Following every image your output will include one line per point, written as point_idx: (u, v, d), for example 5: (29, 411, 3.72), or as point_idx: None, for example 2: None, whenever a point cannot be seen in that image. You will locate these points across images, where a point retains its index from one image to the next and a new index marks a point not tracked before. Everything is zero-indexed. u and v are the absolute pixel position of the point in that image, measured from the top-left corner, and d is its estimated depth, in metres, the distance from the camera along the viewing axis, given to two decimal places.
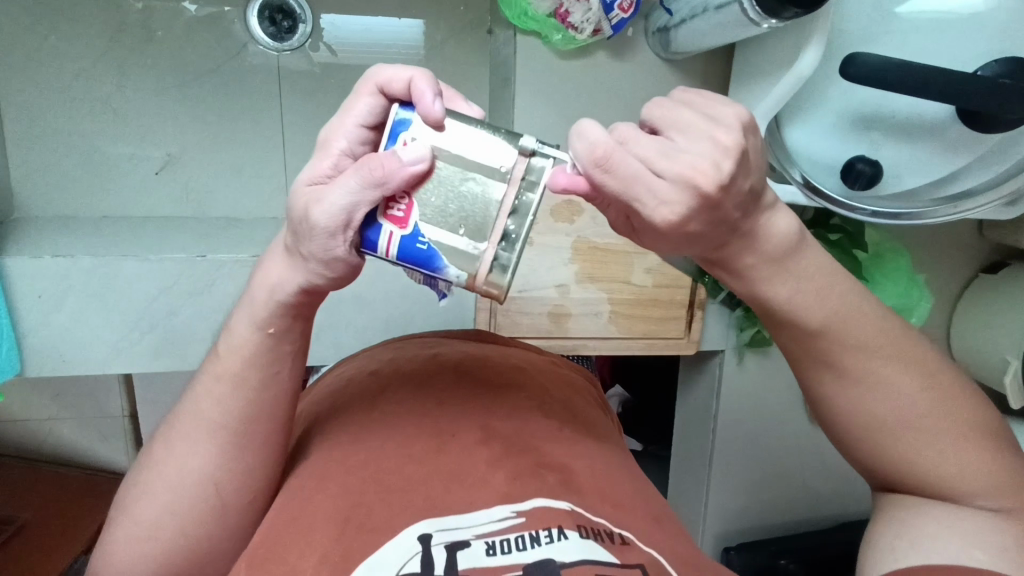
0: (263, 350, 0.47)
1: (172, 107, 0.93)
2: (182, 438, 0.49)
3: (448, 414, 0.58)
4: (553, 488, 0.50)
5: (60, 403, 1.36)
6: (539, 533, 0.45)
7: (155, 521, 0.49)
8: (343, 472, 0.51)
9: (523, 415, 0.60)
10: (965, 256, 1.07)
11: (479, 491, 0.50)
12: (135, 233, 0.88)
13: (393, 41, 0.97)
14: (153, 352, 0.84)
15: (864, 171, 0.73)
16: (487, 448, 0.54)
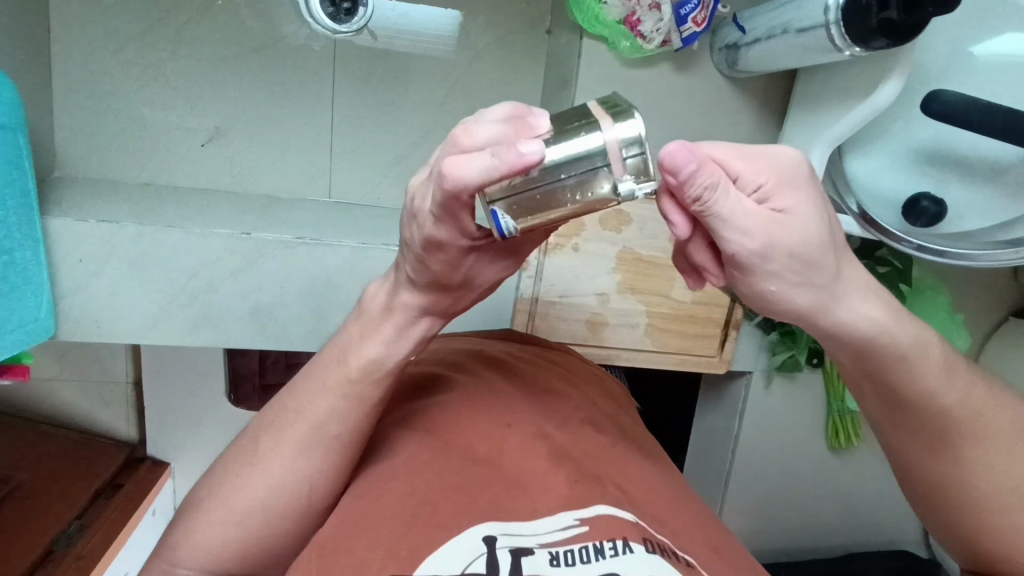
0: (382, 367, 0.51)
1: (223, 79, 0.92)
2: (284, 442, 0.52)
3: (504, 416, 0.59)
4: (614, 496, 0.52)
5: (67, 367, 1.34)
6: (603, 545, 0.47)
7: (246, 512, 0.52)
8: (409, 469, 0.52)
9: (575, 420, 0.61)
10: (999, 299, 1.07)
11: (544, 493, 0.51)
12: (178, 204, 0.87)
13: (451, 33, 0.96)
14: (188, 327, 0.83)
15: (929, 208, 0.73)
16: (545, 445, 0.56)
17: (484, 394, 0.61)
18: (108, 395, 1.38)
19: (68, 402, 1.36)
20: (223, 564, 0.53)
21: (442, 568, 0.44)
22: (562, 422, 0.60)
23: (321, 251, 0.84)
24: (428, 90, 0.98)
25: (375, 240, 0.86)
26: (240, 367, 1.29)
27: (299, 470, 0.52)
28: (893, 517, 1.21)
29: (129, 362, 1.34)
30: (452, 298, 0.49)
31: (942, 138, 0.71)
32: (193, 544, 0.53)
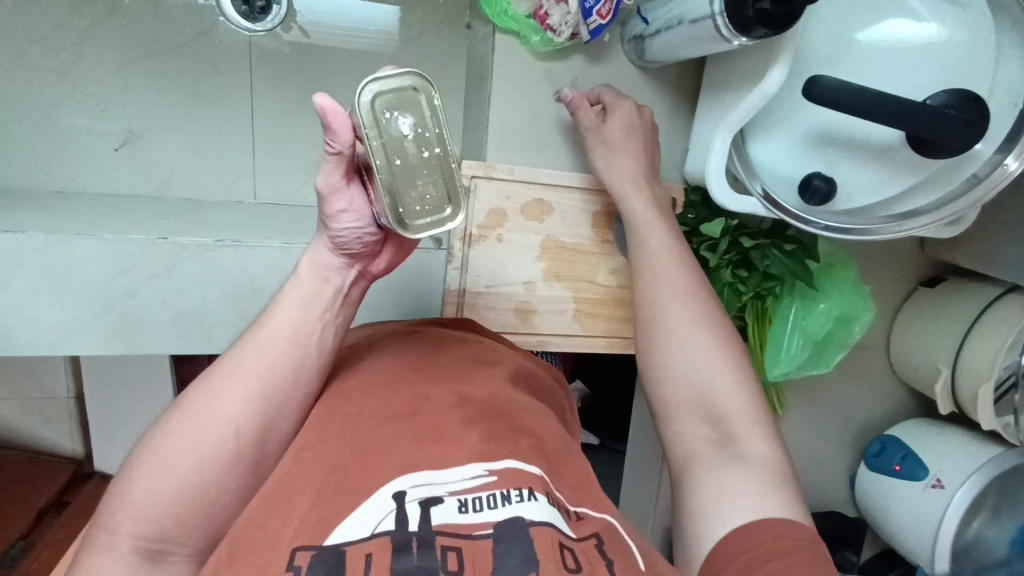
0: (307, 314, 0.62)
1: (136, 82, 0.90)
2: (221, 382, 0.59)
3: (427, 380, 0.65)
4: (523, 454, 0.57)
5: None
6: (509, 492, 0.51)
7: (179, 459, 0.56)
8: (326, 434, 0.58)
9: (497, 381, 0.67)
10: (905, 270, 1.18)
11: (455, 447, 0.56)
12: (92, 211, 0.86)
13: (367, 27, 0.97)
14: (108, 336, 0.82)
15: (819, 187, 0.78)
16: (462, 410, 0.61)
17: (405, 370, 0.66)
18: (48, 412, 1.36)
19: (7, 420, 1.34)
20: (153, 529, 0.54)
21: (350, 534, 0.47)
22: (479, 386, 0.65)
23: (242, 252, 0.83)
24: (352, 88, 0.98)
25: (299, 240, 0.86)
26: (185, 376, 1.29)
27: (233, 412, 0.58)
28: (823, 479, 1.28)
29: (69, 376, 1.33)
30: (343, 245, 0.60)
31: (827, 120, 0.75)
32: (125, 501, 0.54)
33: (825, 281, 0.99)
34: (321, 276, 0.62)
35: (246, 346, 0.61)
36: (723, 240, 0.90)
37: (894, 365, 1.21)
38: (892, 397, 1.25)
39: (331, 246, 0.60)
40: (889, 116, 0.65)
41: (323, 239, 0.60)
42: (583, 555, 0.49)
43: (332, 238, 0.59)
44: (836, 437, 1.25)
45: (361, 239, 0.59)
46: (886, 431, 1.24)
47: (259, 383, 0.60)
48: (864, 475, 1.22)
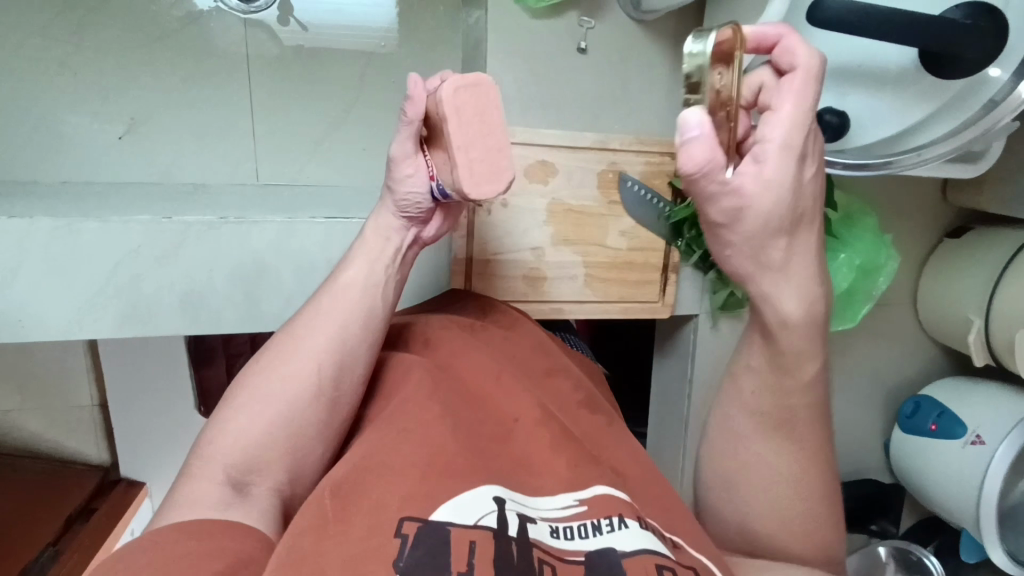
0: (388, 263, 0.59)
1: (134, 71, 0.91)
2: (321, 321, 0.56)
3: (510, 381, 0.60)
4: (610, 478, 0.53)
5: (23, 395, 1.32)
6: (600, 521, 0.48)
7: (273, 393, 0.53)
8: (417, 416, 0.52)
9: (574, 400, 0.62)
10: (930, 222, 1.13)
11: (546, 474, 0.52)
12: (97, 199, 0.86)
13: (369, 22, 0.97)
14: (119, 322, 0.82)
15: (831, 122, 0.75)
16: (546, 424, 0.56)
17: (486, 371, 0.61)
18: (74, 423, 1.37)
19: (33, 432, 1.34)
20: (244, 461, 0.50)
21: (456, 516, 0.44)
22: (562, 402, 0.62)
23: (246, 230, 0.83)
24: (348, 67, 0.98)
25: (302, 215, 0.86)
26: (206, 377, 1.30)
27: (319, 354, 0.54)
28: (857, 446, 1.23)
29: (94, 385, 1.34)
30: (409, 204, 0.58)
31: (838, 49, 0.73)
32: (219, 435, 0.51)
33: (843, 230, 0.96)
34: (383, 236, 0.60)
35: (342, 286, 0.57)
36: None
37: (922, 322, 1.17)
38: (923, 357, 1.21)
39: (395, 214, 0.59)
40: (902, 31, 0.62)
41: (388, 203, 0.59)
42: (680, 575, 0.46)
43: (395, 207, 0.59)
44: (868, 401, 1.21)
45: (423, 204, 0.58)
46: (919, 391, 1.19)
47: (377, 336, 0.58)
48: (899, 439, 1.18)
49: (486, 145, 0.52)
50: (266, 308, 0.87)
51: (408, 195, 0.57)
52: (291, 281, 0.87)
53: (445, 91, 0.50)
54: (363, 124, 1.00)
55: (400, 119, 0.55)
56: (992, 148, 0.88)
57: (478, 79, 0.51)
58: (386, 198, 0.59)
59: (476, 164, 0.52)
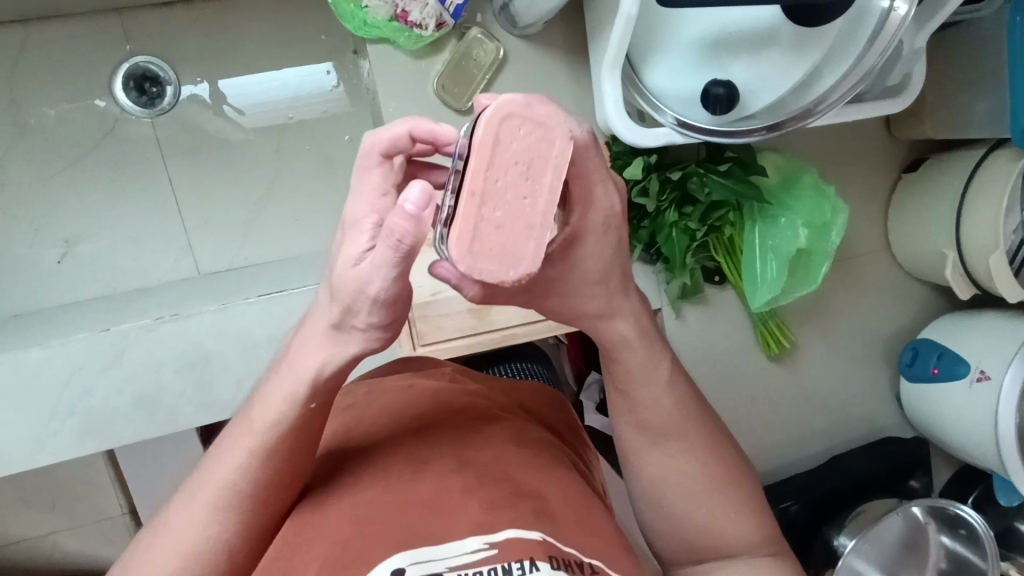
0: (287, 417, 0.51)
1: (60, 196, 0.95)
2: (228, 439, 0.52)
3: (426, 443, 0.55)
4: (524, 515, 0.47)
5: (57, 516, 1.37)
6: (511, 565, 0.43)
7: (175, 525, 0.50)
8: (314, 523, 0.49)
9: (499, 440, 0.57)
10: (883, 160, 1.09)
11: (456, 518, 0.47)
12: (45, 322, 0.89)
13: (292, 104, 1.01)
14: (81, 435, 0.84)
15: (720, 94, 0.73)
16: (461, 477, 0.51)
17: (399, 441, 0.56)
18: (108, 533, 1.41)
19: (75, 549, 1.41)
20: None
21: None
22: (490, 444, 0.56)
23: (184, 325, 0.85)
24: (266, 146, 1.01)
25: (236, 298, 0.87)
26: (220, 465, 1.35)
27: (202, 524, 0.50)
28: (868, 405, 1.16)
29: (120, 495, 1.38)
30: (341, 331, 0.48)
31: (709, 21, 0.71)
32: None
33: (784, 193, 0.93)
34: (319, 364, 0.49)
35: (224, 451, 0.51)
36: (651, 179, 0.86)
37: (902, 263, 1.12)
38: (913, 298, 1.15)
39: (354, 353, 0.49)
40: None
41: (325, 315, 0.49)
42: None
43: (350, 327, 0.48)
44: (868, 356, 1.15)
45: (371, 329, 0.47)
46: (917, 336, 1.13)
47: (247, 493, 0.51)
48: (908, 389, 1.11)
49: (525, 205, 0.42)
50: (219, 395, 0.87)
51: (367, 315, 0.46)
52: (238, 363, 0.87)
53: (497, 118, 0.40)
54: (289, 194, 1.02)
55: (388, 243, 0.41)
56: (911, 75, 0.84)
57: (545, 120, 0.42)
58: (338, 322, 0.48)
59: (501, 236, 0.42)
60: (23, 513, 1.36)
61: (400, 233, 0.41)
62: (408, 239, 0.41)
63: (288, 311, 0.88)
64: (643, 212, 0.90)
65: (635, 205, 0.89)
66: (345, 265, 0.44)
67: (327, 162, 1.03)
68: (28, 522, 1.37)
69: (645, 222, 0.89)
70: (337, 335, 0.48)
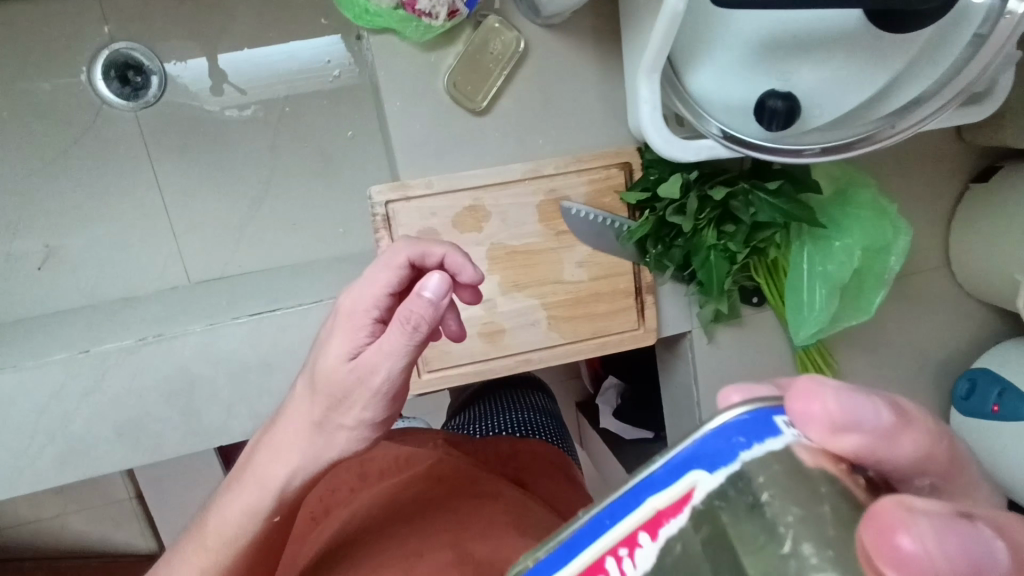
0: (261, 511, 0.52)
1: (38, 197, 0.87)
2: (229, 503, 0.53)
3: (421, 539, 0.56)
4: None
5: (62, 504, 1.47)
6: None
7: None
8: None
9: (496, 532, 0.56)
10: (949, 169, 0.96)
11: None
12: (21, 336, 0.82)
13: (297, 71, 0.91)
14: (59, 464, 0.78)
15: (778, 108, 0.62)
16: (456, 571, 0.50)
17: (393, 541, 0.56)
18: (113, 521, 1.52)
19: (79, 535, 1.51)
20: None
21: None
22: (488, 534, 0.56)
23: (167, 347, 0.78)
24: (257, 141, 0.92)
25: (224, 316, 0.80)
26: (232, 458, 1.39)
27: None
28: None
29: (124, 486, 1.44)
30: (328, 425, 0.52)
31: (770, 22, 0.59)
32: None
33: (837, 210, 0.82)
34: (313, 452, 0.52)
35: (201, 546, 0.53)
36: (688, 197, 0.76)
37: (962, 283, 1.00)
38: (969, 320, 1.04)
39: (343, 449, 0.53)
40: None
41: (309, 408, 0.52)
42: None
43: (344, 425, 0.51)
44: (914, 384, 1.05)
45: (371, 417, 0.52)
46: (971, 364, 1.02)
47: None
48: (958, 422, 1.01)
49: None
50: (209, 420, 0.81)
51: (364, 414, 0.51)
52: (227, 388, 0.80)
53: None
54: (286, 195, 0.93)
55: (401, 325, 0.48)
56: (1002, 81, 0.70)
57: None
58: (322, 423, 0.51)
59: None
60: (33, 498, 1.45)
61: (416, 315, 0.47)
62: (422, 325, 0.48)
63: (282, 331, 0.80)
64: (677, 230, 0.80)
65: (669, 223, 0.80)
66: (340, 359, 0.50)
67: (326, 160, 0.94)
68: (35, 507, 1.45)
69: (678, 242, 0.80)
70: (320, 433, 0.52)
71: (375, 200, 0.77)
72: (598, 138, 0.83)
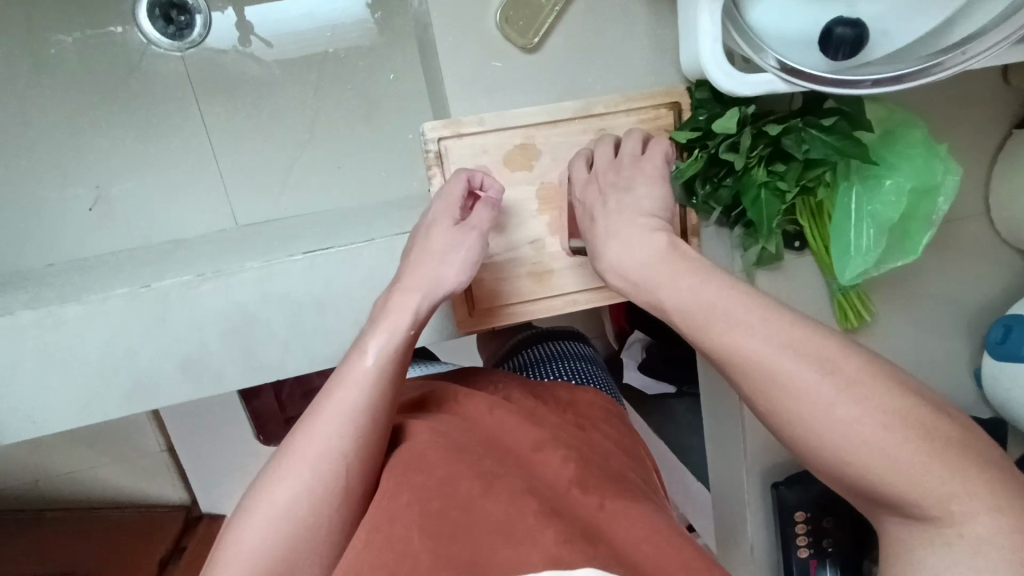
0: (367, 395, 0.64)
1: (86, 139, 0.87)
2: (326, 420, 0.63)
3: (494, 463, 0.61)
4: (602, 558, 0.51)
5: (98, 452, 1.65)
6: None
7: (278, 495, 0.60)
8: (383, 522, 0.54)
9: (560, 475, 0.63)
10: (993, 113, 0.96)
11: (532, 548, 0.51)
12: (78, 275, 0.83)
13: (324, 26, 0.91)
14: (126, 396, 0.81)
15: (845, 35, 0.63)
16: (531, 499, 0.56)
17: (462, 453, 0.62)
18: (148, 466, 1.70)
19: (114, 482, 1.69)
20: None
21: None
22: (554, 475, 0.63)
23: (224, 283, 0.79)
24: (299, 82, 0.91)
25: (279, 256, 0.81)
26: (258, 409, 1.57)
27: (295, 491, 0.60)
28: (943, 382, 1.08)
29: (156, 431, 1.65)
30: (429, 292, 0.71)
31: None
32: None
33: (885, 149, 0.82)
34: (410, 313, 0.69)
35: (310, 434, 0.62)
36: (743, 132, 0.76)
37: (999, 230, 1.01)
38: (1004, 268, 1.05)
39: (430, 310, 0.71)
40: None
41: (412, 286, 0.70)
42: None
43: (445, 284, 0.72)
44: (948, 330, 1.06)
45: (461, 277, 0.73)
46: (1006, 311, 1.03)
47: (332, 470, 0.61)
48: (990, 368, 1.03)
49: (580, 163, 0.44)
50: (264, 357, 0.83)
51: (459, 275, 0.72)
52: (283, 325, 0.82)
53: None
54: (330, 141, 0.93)
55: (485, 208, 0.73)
56: None
57: None
58: (425, 287, 0.70)
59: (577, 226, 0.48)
60: (72, 448, 1.63)
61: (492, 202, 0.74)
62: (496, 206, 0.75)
63: (336, 270, 0.82)
64: (726, 170, 0.80)
65: (719, 162, 0.80)
66: (439, 242, 0.73)
67: (369, 104, 0.93)
68: (72, 456, 1.63)
69: (726, 181, 0.80)
70: (415, 300, 0.69)
71: (427, 137, 0.78)
72: (650, 79, 0.83)
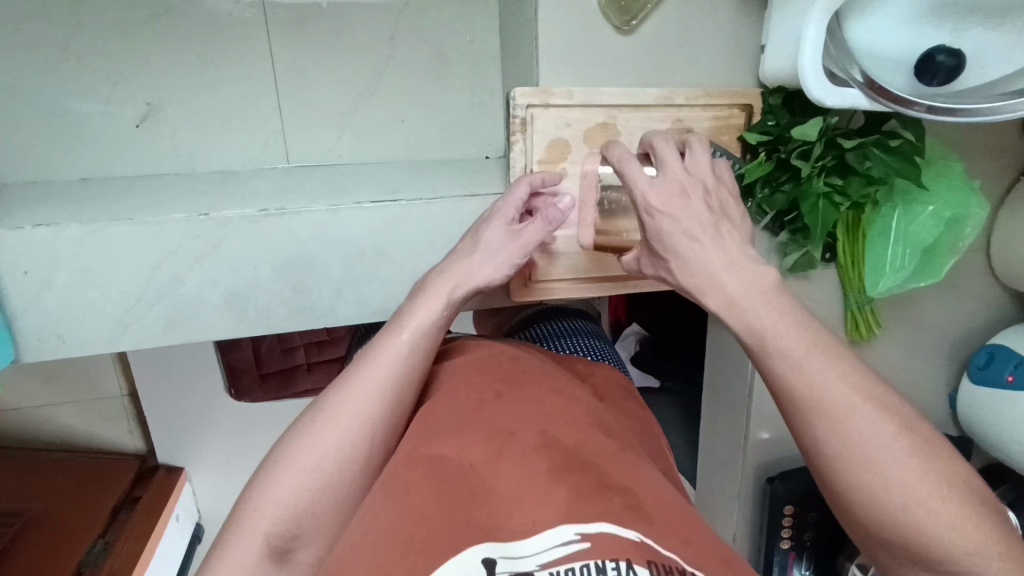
0: (401, 361, 0.63)
1: (142, 50, 0.82)
2: (359, 393, 0.61)
3: (512, 415, 0.58)
4: (619, 512, 0.48)
5: (52, 390, 1.52)
6: (605, 564, 0.44)
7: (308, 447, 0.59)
8: (398, 478, 0.53)
9: (581, 422, 0.59)
10: (1008, 159, 1.04)
11: (544, 506, 0.49)
12: (127, 194, 0.79)
13: None
14: (164, 326, 0.77)
15: (945, 63, 0.68)
16: (545, 455, 0.53)
17: (482, 408, 0.59)
18: (106, 411, 1.59)
19: (65, 425, 1.56)
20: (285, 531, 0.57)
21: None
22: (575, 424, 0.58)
23: (285, 222, 0.76)
24: (373, 26, 0.89)
25: (347, 201, 0.78)
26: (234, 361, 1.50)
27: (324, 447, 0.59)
28: (921, 398, 1.18)
29: (119, 372, 1.55)
30: (479, 282, 0.70)
31: None
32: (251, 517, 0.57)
33: (929, 177, 0.88)
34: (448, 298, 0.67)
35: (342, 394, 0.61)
36: (818, 142, 0.80)
37: (995, 267, 1.10)
38: (989, 302, 1.15)
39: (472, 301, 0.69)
40: None
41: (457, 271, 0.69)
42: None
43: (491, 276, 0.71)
44: (934, 352, 1.16)
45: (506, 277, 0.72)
46: (988, 341, 1.13)
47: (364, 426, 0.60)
48: (968, 391, 1.13)
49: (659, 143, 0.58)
50: (314, 303, 0.81)
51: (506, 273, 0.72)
52: (338, 272, 0.81)
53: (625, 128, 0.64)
54: (397, 91, 0.91)
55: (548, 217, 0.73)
56: None
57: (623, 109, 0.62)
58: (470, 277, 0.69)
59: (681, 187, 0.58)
60: (27, 381, 1.50)
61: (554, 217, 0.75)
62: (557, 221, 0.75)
63: (401, 222, 0.80)
64: (789, 176, 0.84)
65: (784, 167, 0.84)
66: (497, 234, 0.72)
67: (443, 59, 0.92)
68: (25, 390, 1.51)
69: (786, 185, 0.84)
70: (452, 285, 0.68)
71: (518, 102, 0.78)
72: (728, 78, 0.86)
